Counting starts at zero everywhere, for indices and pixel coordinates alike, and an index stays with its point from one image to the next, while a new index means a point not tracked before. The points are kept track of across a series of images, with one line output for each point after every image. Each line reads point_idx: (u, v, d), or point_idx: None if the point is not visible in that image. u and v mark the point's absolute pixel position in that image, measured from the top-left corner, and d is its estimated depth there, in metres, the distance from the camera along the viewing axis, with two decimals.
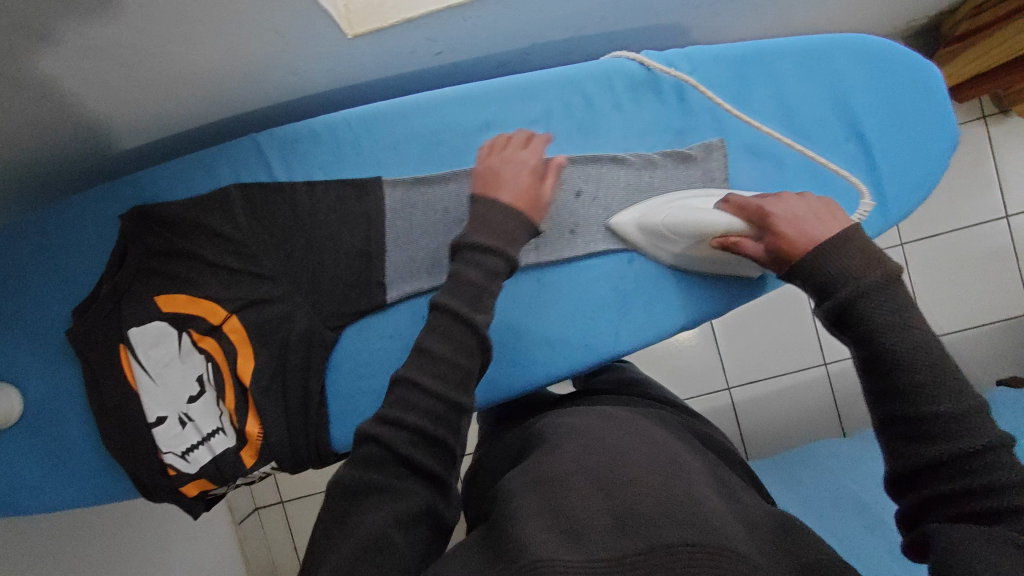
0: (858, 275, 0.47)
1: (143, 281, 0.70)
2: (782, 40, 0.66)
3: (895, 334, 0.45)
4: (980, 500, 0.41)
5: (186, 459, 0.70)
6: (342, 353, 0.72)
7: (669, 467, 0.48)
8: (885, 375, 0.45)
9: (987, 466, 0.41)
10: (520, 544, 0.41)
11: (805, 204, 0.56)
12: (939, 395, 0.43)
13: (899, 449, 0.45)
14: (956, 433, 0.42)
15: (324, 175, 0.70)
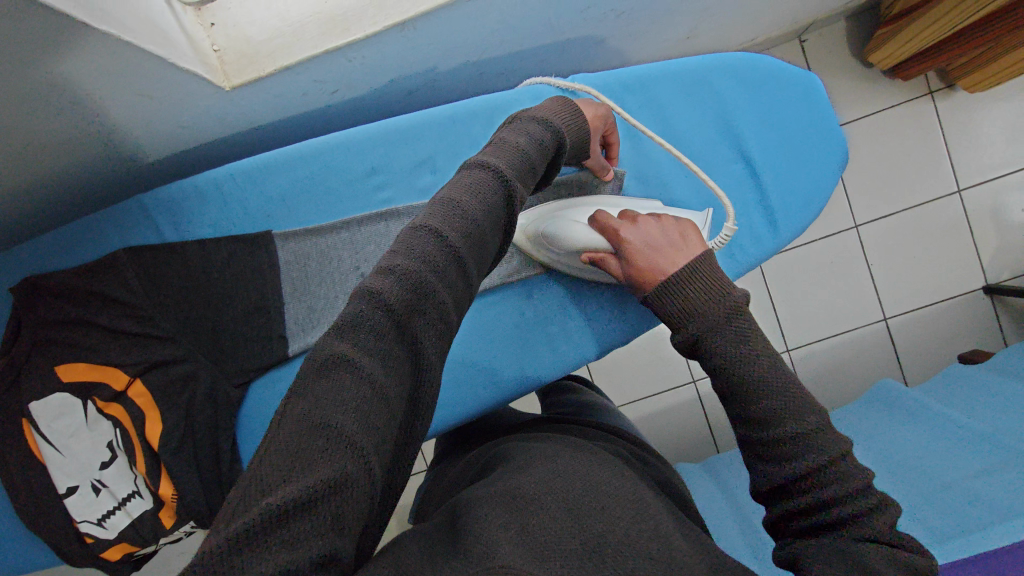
0: (701, 309, 0.48)
1: (41, 352, 0.69)
2: (661, 65, 0.66)
3: (742, 362, 0.45)
4: (828, 513, 0.41)
5: (103, 525, 0.70)
6: (251, 408, 0.72)
7: (638, 501, 0.44)
8: (737, 404, 0.46)
9: (838, 479, 0.41)
10: (485, 548, 0.35)
11: (662, 229, 0.58)
12: (788, 418, 0.43)
13: (761, 468, 0.45)
14: (812, 445, 0.42)
15: (214, 232, 0.69)
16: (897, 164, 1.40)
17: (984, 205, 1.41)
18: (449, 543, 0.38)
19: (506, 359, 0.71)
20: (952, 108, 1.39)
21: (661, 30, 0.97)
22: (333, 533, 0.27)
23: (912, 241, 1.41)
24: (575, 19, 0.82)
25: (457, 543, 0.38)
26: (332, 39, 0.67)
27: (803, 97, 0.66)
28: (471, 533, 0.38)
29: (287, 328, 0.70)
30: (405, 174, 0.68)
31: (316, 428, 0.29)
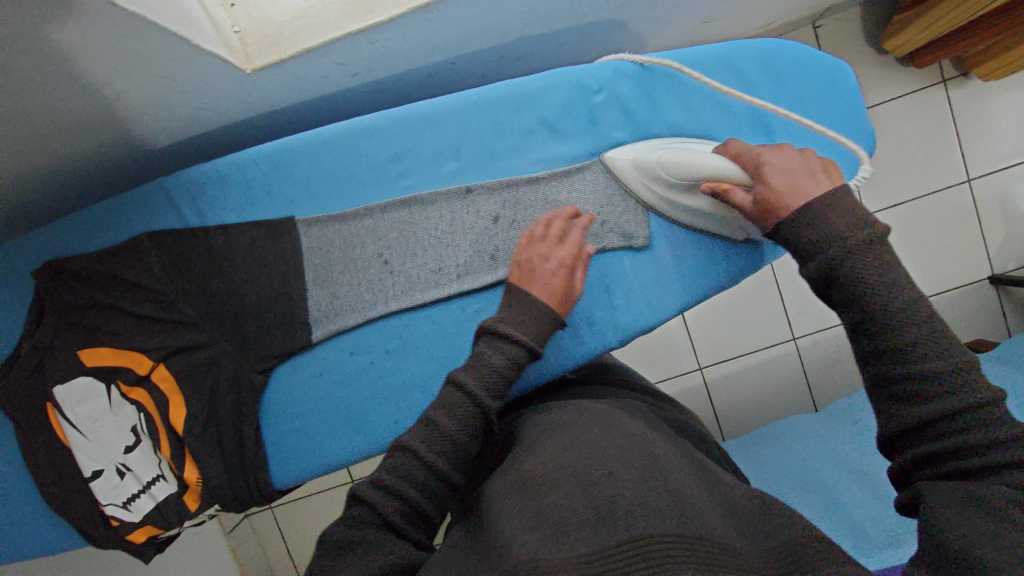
0: (843, 237, 0.44)
1: (65, 336, 0.69)
2: (688, 50, 0.65)
3: (881, 296, 0.42)
4: (966, 459, 0.38)
5: (128, 508, 0.71)
6: (274, 394, 0.71)
7: (647, 462, 0.45)
8: (868, 343, 0.43)
9: (981, 422, 0.38)
10: (504, 547, 0.40)
11: (803, 159, 0.53)
12: (931, 354, 0.40)
13: (892, 410, 0.42)
14: (948, 386, 0.39)
15: (236, 218, 0.69)
16: (909, 153, 1.40)
17: (996, 195, 1.41)
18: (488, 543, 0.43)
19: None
20: (966, 96, 1.38)
21: (682, 14, 0.96)
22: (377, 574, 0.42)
23: (922, 229, 1.42)
24: (599, 2, 0.81)
25: (489, 546, 0.42)
26: (357, 22, 0.66)
27: (831, 86, 0.66)
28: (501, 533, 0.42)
29: (310, 314, 0.69)
30: (429, 161, 0.67)
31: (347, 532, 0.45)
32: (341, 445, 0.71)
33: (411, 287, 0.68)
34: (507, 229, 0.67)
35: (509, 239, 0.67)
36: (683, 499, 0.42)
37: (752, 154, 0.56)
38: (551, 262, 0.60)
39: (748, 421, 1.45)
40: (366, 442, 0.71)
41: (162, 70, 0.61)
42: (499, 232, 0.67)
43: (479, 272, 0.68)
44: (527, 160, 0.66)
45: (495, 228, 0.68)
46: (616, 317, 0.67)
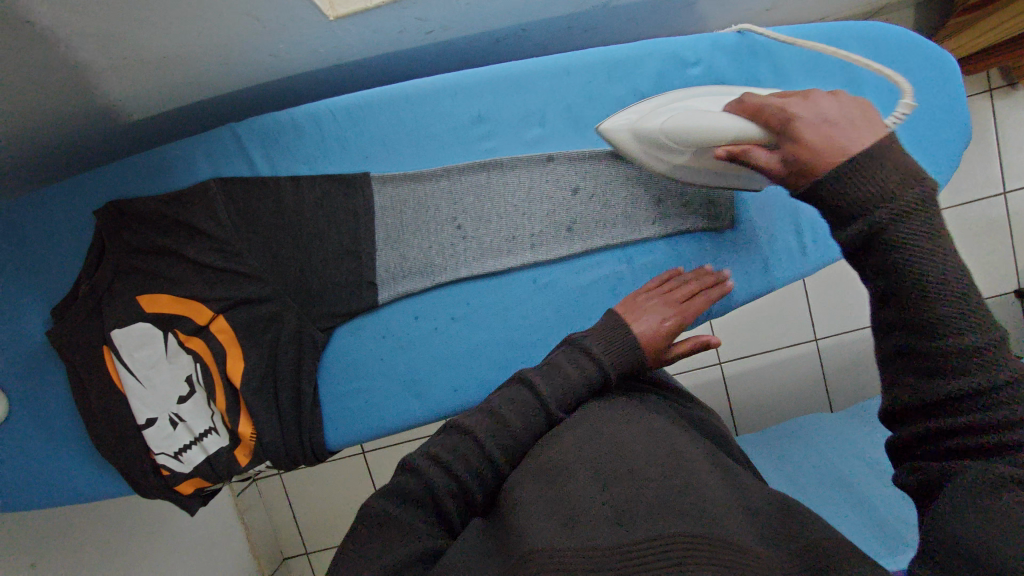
0: (892, 194, 0.37)
1: (123, 280, 0.67)
2: (790, 30, 0.63)
3: (919, 261, 0.35)
4: (984, 441, 0.33)
5: (179, 459, 0.70)
6: (334, 353, 0.70)
7: (672, 454, 0.41)
8: (889, 308, 0.37)
9: (1006, 403, 0.33)
10: (518, 534, 0.39)
11: (839, 105, 0.44)
12: (966, 328, 0.34)
13: (907, 384, 0.36)
14: (978, 362, 0.34)
15: (309, 170, 0.67)
16: None
17: None
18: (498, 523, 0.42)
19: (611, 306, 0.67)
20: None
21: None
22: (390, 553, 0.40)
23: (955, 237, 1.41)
24: None
25: (503, 534, 0.41)
26: None
27: (940, 78, 0.64)
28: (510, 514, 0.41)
29: (378, 275, 0.68)
30: (513, 124, 0.65)
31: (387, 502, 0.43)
32: (398, 409, 0.70)
33: (484, 254, 0.67)
34: (586, 201, 0.66)
35: (586, 211, 0.66)
36: (707, 496, 0.38)
37: (774, 108, 0.48)
38: (666, 315, 0.58)
39: (767, 418, 1.45)
40: (423, 407, 0.69)
41: (247, 11, 0.58)
42: (577, 203, 0.66)
43: (554, 243, 0.67)
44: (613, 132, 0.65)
45: (574, 199, 0.66)
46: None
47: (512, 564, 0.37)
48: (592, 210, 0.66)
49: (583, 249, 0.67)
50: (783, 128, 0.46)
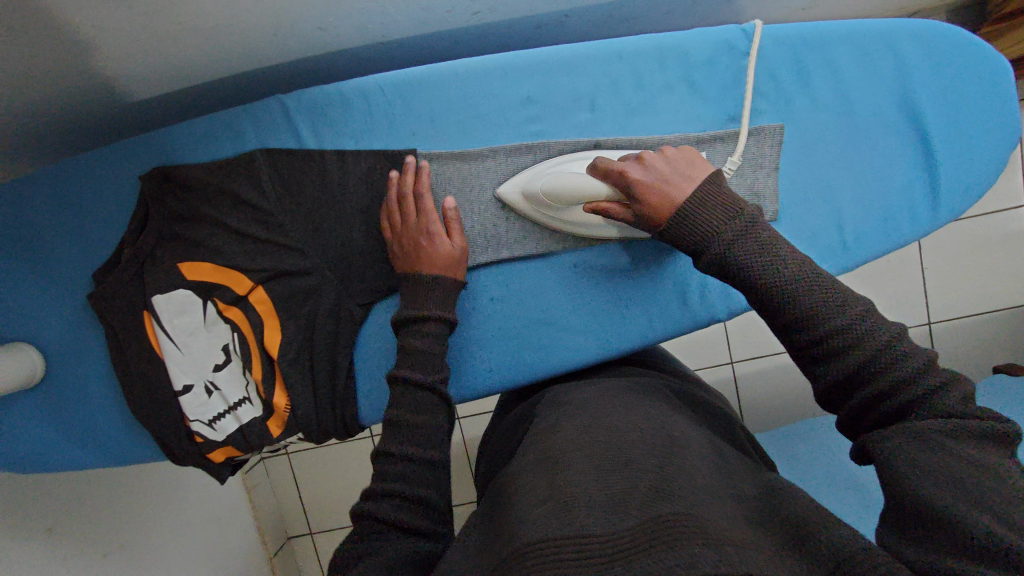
0: (719, 230, 0.48)
1: (166, 247, 0.68)
2: (844, 23, 0.63)
3: (773, 269, 0.45)
4: (894, 398, 0.40)
5: (213, 427, 0.70)
6: (369, 329, 0.70)
7: (662, 443, 0.45)
8: (783, 317, 0.45)
9: (884, 367, 0.41)
10: (514, 527, 0.39)
11: (666, 161, 0.57)
12: (832, 313, 0.42)
13: (817, 374, 0.44)
14: (850, 341, 0.41)
15: (355, 145, 0.67)
16: None
17: None
18: (498, 519, 0.43)
19: (651, 297, 0.68)
20: None
21: None
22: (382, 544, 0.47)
23: (1000, 248, 1.32)
24: None
25: (501, 528, 0.42)
26: None
27: (992, 79, 0.64)
28: (508, 512, 0.42)
29: None
30: (563, 108, 0.65)
31: (358, 547, 0.48)
32: None
33: (525, 236, 0.67)
34: None
35: None
36: (693, 483, 0.41)
37: (616, 168, 0.57)
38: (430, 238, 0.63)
39: (779, 419, 1.45)
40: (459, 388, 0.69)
41: None
42: None
43: None
44: (662, 119, 0.64)
45: None
46: (662, 307, 0.69)
47: (504, 557, 0.37)
48: None
49: (561, 247, 0.67)
50: (629, 186, 0.56)
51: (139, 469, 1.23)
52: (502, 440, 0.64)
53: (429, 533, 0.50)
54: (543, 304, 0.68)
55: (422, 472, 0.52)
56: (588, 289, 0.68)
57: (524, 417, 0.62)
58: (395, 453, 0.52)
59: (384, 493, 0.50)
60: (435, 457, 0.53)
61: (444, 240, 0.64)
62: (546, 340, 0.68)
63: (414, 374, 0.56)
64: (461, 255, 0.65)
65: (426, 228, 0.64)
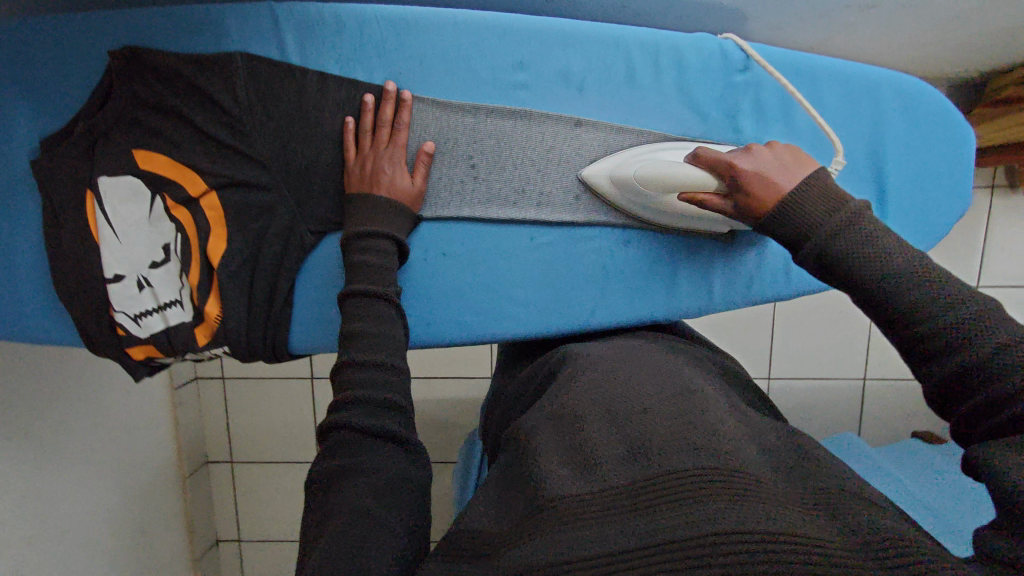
0: (820, 224, 0.50)
1: (123, 130, 0.65)
2: (837, 61, 0.65)
3: (869, 266, 0.46)
4: (1010, 410, 0.38)
5: (137, 323, 0.69)
6: (316, 257, 0.69)
7: (683, 396, 0.48)
8: (880, 312, 0.45)
9: (998, 373, 0.39)
10: (538, 481, 0.42)
11: (773, 154, 0.58)
12: (926, 313, 0.42)
13: (927, 371, 0.42)
14: (960, 338, 0.40)
15: (338, 70, 0.65)
16: None
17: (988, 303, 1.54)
18: (518, 471, 0.46)
19: (601, 283, 0.69)
20: (1001, 209, 1.49)
21: (797, 28, 0.96)
22: (360, 462, 0.48)
23: None
24: None
25: (522, 477, 0.45)
26: None
27: (961, 150, 0.66)
28: (530, 462, 0.45)
29: None
30: (552, 81, 0.65)
31: (338, 460, 0.48)
32: None
33: (489, 200, 0.67)
34: None
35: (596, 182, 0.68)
36: (716, 429, 0.44)
37: (726, 160, 0.58)
38: (388, 172, 0.64)
39: None
40: None
41: None
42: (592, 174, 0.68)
43: (560, 205, 0.68)
44: (644, 114, 0.66)
45: (589, 168, 0.68)
46: (644, 291, 0.70)
47: (532, 511, 0.41)
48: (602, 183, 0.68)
49: (528, 217, 0.68)
50: (734, 179, 0.58)
51: (62, 361, 1.19)
52: (513, 398, 0.66)
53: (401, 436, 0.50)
54: (505, 270, 0.69)
55: (402, 398, 0.52)
56: (555, 263, 0.69)
57: (535, 373, 0.63)
58: (356, 360, 0.53)
59: (351, 403, 0.51)
60: (395, 363, 0.54)
61: (403, 177, 0.64)
62: (503, 304, 0.69)
63: (368, 287, 0.58)
64: (421, 194, 0.65)
65: (390, 158, 0.64)
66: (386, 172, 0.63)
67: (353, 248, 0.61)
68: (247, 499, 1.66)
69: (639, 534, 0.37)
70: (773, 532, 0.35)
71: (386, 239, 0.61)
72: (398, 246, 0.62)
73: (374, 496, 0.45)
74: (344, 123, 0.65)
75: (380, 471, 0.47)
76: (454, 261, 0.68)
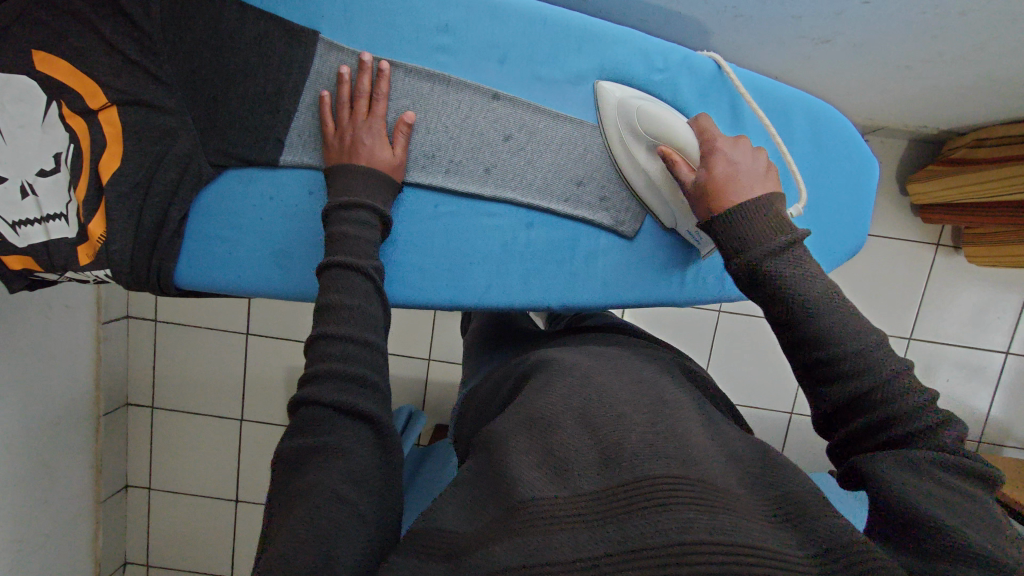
0: (762, 242, 0.51)
1: (23, 27, 0.62)
2: (755, 76, 0.66)
3: (793, 291, 0.48)
4: (893, 430, 0.44)
5: (15, 231, 0.67)
6: (219, 191, 0.68)
7: (655, 403, 0.49)
8: (793, 334, 0.48)
9: (880, 399, 0.44)
10: (511, 482, 0.41)
11: (754, 155, 0.59)
12: (833, 341, 0.46)
13: (823, 393, 0.47)
14: (858, 367, 0.45)
15: (258, 3, 0.63)
16: None
17: (918, 357, 1.59)
18: (492, 472, 0.44)
19: (499, 262, 0.69)
20: (942, 268, 1.53)
21: (750, 51, 0.98)
22: (337, 447, 0.48)
23: None
24: None
25: (493, 480, 0.43)
26: None
27: (858, 184, 0.69)
28: (499, 463, 0.44)
29: (289, 135, 0.67)
30: (475, 51, 0.65)
31: (308, 438, 0.50)
32: (267, 277, 0.70)
33: None
34: (514, 151, 0.67)
35: (510, 161, 0.67)
36: (686, 441, 0.44)
37: (713, 138, 0.60)
38: (367, 141, 0.63)
39: None
40: (284, 281, 0.70)
41: None
42: (505, 150, 0.67)
43: (469, 177, 0.67)
44: (560, 98, 0.66)
45: (503, 144, 0.67)
46: (571, 284, 0.71)
47: (506, 514, 0.40)
48: (515, 162, 0.68)
49: (441, 185, 0.67)
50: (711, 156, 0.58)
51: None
52: (485, 400, 0.70)
53: (374, 416, 0.51)
54: (423, 241, 0.68)
55: (375, 376, 0.53)
56: (474, 241, 0.69)
57: (508, 377, 0.67)
58: (329, 333, 0.53)
59: (323, 377, 0.51)
60: (369, 339, 0.54)
61: (383, 148, 0.63)
62: (411, 273, 0.68)
63: (345, 259, 0.57)
64: (402, 166, 0.65)
65: (369, 129, 0.63)
66: (369, 143, 0.63)
67: (332, 219, 0.60)
68: (163, 447, 1.63)
69: (609, 543, 0.37)
70: (740, 544, 0.36)
71: (365, 211, 0.61)
72: (380, 219, 0.61)
73: (337, 467, 0.47)
74: (320, 96, 0.65)
75: (349, 453, 0.48)
76: None
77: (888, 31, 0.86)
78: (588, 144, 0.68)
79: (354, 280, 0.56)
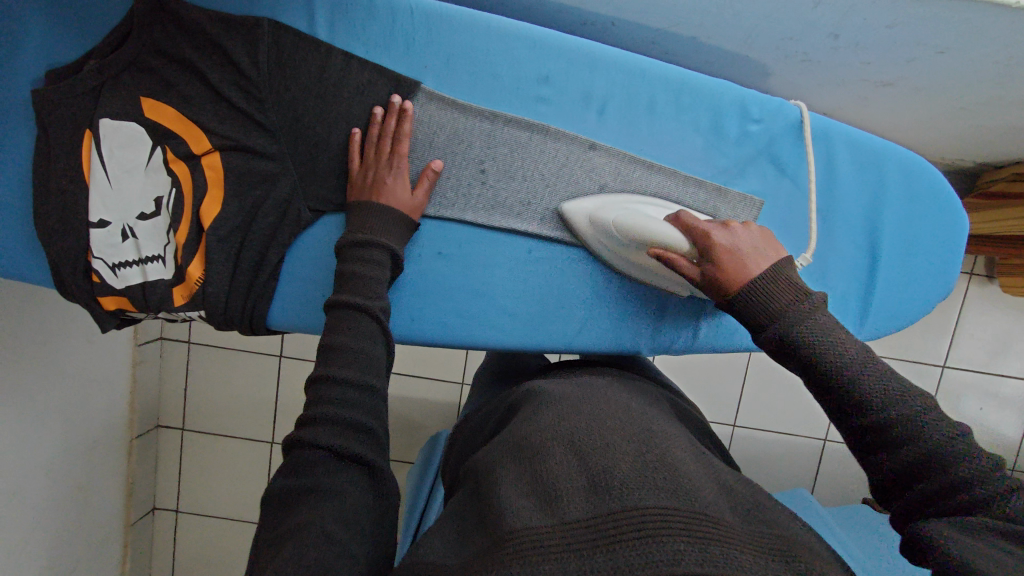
0: (785, 312, 0.52)
1: (134, 75, 0.64)
2: (850, 129, 0.68)
3: (836, 355, 0.48)
4: (956, 498, 0.42)
5: (114, 272, 0.68)
6: (312, 235, 0.68)
7: (645, 433, 0.47)
8: (838, 402, 0.48)
9: (934, 464, 0.43)
10: (498, 514, 0.41)
11: (749, 233, 0.59)
12: (884, 405, 0.46)
13: (876, 460, 0.47)
14: (913, 430, 0.45)
15: (364, 54, 0.65)
16: None
17: (951, 385, 1.59)
18: (480, 505, 0.44)
19: (588, 306, 0.70)
20: (976, 296, 1.54)
21: (807, 91, 0.99)
22: (321, 494, 0.46)
23: None
24: (775, 35, 0.81)
25: (482, 513, 0.44)
26: None
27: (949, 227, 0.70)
28: (490, 499, 0.43)
29: None
30: (574, 100, 0.66)
31: (300, 481, 0.47)
32: None
33: (494, 207, 0.68)
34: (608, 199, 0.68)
35: None
36: (678, 471, 0.42)
37: (701, 228, 0.59)
38: (388, 180, 0.63)
39: None
40: None
41: None
42: None
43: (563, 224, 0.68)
44: (657, 147, 0.67)
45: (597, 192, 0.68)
46: (654, 331, 0.71)
47: (491, 546, 0.39)
48: None
49: (535, 232, 0.68)
50: (708, 249, 0.58)
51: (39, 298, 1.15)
52: (474, 428, 0.69)
53: (370, 463, 0.49)
54: (504, 279, 0.69)
55: (374, 422, 0.51)
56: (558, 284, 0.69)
57: (498, 407, 0.67)
58: (329, 376, 0.51)
59: (321, 421, 0.49)
60: (371, 383, 0.52)
61: (403, 190, 0.64)
62: (493, 314, 0.69)
63: (356, 301, 0.56)
64: (421, 208, 0.65)
65: (393, 169, 0.63)
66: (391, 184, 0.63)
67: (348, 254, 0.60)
68: (193, 470, 1.61)
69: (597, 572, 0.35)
70: None
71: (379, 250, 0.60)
72: (390, 256, 0.61)
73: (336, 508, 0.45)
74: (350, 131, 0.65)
75: (344, 495, 0.46)
76: (448, 262, 0.68)
77: (951, 78, 0.87)
78: (681, 194, 0.68)
79: (361, 321, 0.55)
